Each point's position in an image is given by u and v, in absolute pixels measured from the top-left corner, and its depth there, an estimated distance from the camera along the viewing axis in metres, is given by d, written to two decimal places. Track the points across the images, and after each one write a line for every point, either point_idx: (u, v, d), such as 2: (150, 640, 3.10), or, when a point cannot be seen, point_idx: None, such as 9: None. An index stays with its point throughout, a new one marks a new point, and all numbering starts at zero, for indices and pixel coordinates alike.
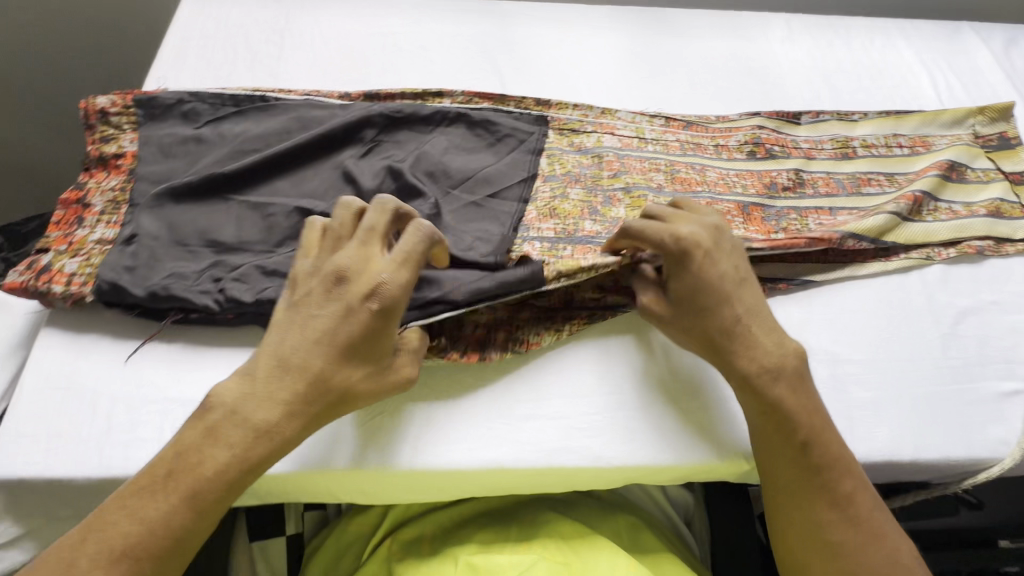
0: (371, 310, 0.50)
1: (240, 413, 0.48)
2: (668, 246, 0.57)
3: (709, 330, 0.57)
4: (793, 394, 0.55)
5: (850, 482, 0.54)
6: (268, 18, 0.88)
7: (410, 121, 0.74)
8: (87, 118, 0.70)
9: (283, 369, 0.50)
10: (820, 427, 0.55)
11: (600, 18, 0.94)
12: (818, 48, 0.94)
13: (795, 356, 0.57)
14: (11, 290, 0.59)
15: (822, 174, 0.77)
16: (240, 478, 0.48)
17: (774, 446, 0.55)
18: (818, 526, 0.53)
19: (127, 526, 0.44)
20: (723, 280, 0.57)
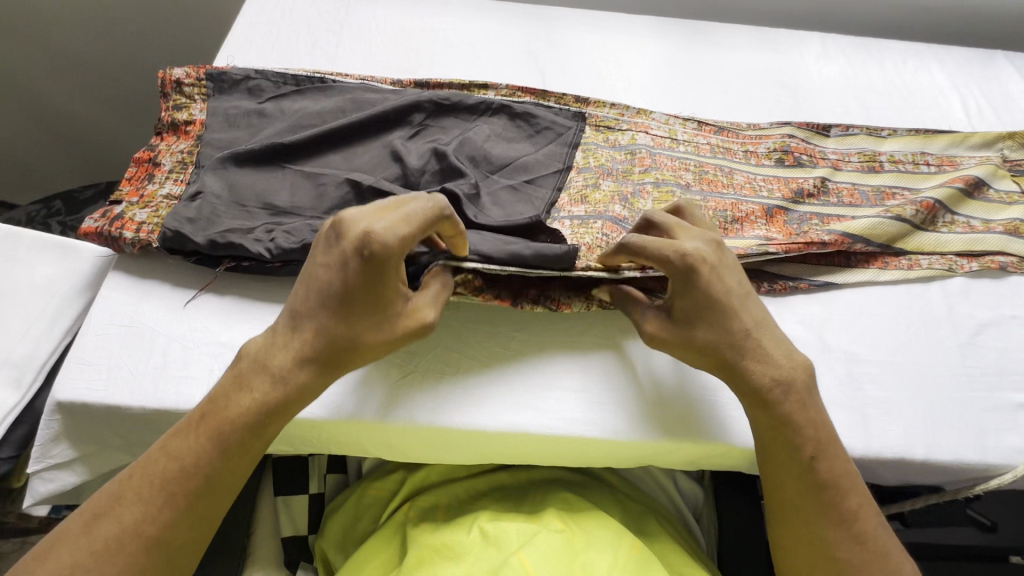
0: (361, 258, 0.51)
1: (265, 361, 0.53)
2: (672, 261, 0.56)
3: (720, 346, 0.57)
4: (802, 409, 0.56)
5: (855, 500, 0.55)
6: (329, 9, 0.95)
7: (456, 110, 0.78)
8: (163, 87, 0.77)
9: (297, 321, 0.54)
10: (826, 443, 0.56)
11: (641, 26, 0.98)
12: (851, 66, 0.97)
13: (804, 371, 0.58)
14: (87, 234, 0.65)
15: (847, 185, 0.80)
16: (263, 423, 0.53)
17: (782, 461, 0.56)
18: (821, 540, 0.55)
19: (166, 461, 0.50)
20: (728, 295, 0.57)
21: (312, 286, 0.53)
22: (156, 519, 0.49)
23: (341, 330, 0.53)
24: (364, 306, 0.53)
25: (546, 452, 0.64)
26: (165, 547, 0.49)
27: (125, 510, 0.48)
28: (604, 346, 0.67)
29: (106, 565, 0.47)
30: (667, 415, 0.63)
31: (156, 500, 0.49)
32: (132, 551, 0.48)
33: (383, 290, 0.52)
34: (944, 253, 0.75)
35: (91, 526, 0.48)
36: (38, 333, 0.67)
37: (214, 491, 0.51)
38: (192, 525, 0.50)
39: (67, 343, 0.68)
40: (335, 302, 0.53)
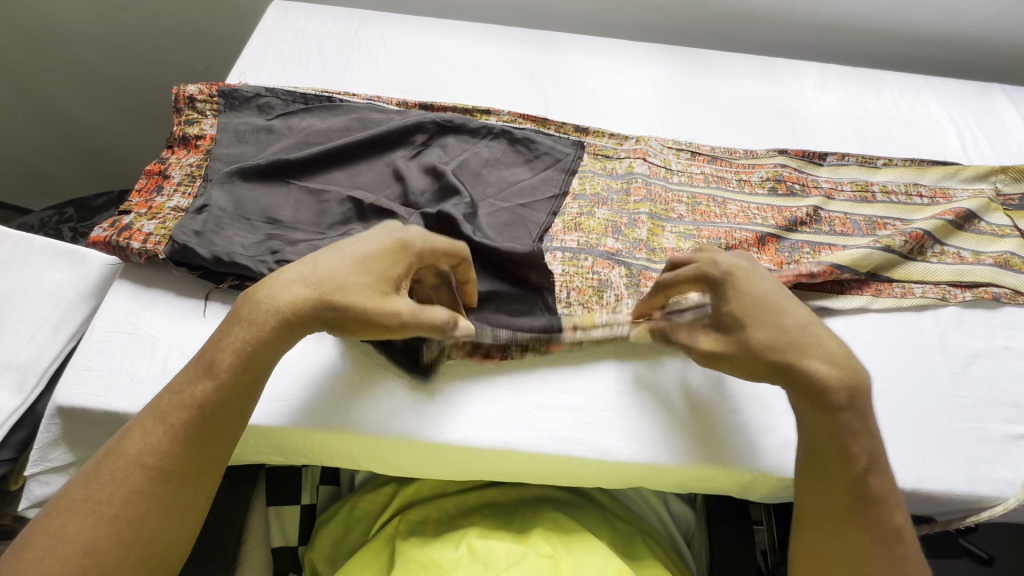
0: (394, 239, 0.60)
1: (258, 296, 0.56)
2: (709, 271, 0.60)
3: (783, 348, 0.55)
4: (858, 418, 0.54)
5: (898, 517, 0.53)
6: (340, 31, 0.98)
7: (458, 132, 0.81)
8: (176, 102, 0.79)
9: (306, 272, 0.57)
10: (879, 456, 0.54)
11: (642, 53, 1.01)
12: (849, 96, 0.99)
13: (863, 372, 0.55)
14: (95, 242, 0.67)
15: (839, 214, 0.82)
16: (254, 353, 0.54)
17: (836, 468, 0.54)
18: (854, 553, 0.53)
19: (168, 397, 0.53)
20: (775, 296, 0.58)
21: (338, 251, 0.59)
22: (157, 450, 0.51)
23: (342, 282, 0.56)
24: (374, 273, 0.57)
25: (535, 471, 0.64)
26: (167, 477, 0.51)
27: (129, 444, 0.51)
28: (584, 358, 0.68)
29: (114, 496, 0.49)
30: (657, 438, 0.63)
31: (158, 431, 0.52)
32: (137, 481, 0.50)
33: (395, 266, 0.58)
34: (936, 283, 0.76)
35: (101, 464, 0.51)
36: (43, 337, 0.69)
37: (211, 422, 0.53)
38: (193, 456, 0.52)
39: (70, 348, 0.70)
40: (351, 263, 0.57)
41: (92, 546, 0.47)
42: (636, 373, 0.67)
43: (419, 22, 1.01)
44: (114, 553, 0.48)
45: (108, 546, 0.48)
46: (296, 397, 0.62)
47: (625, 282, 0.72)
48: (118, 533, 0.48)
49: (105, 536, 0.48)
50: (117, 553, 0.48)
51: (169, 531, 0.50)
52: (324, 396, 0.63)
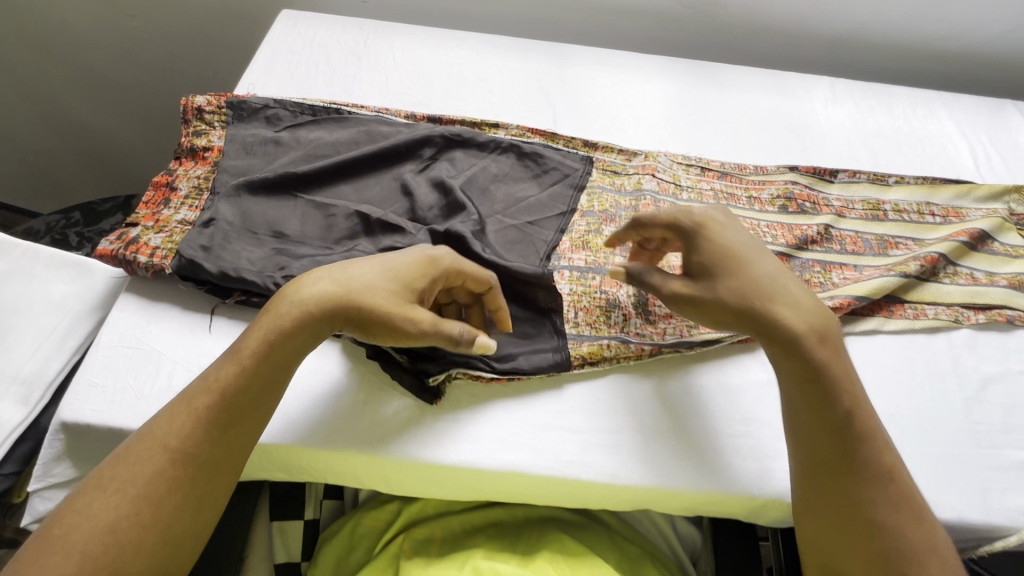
0: (426, 254, 0.61)
1: (288, 292, 0.58)
2: (683, 219, 0.64)
3: (750, 295, 0.58)
4: (833, 358, 0.57)
5: (889, 458, 0.54)
6: (349, 41, 0.97)
7: (466, 147, 0.80)
8: (184, 114, 0.79)
9: (334, 275, 0.59)
10: (859, 399, 0.56)
11: (652, 66, 1.00)
12: (860, 111, 0.98)
13: (829, 318, 0.59)
14: (102, 255, 0.66)
15: (850, 232, 0.81)
16: (280, 344, 0.56)
17: (817, 415, 0.55)
18: (849, 498, 0.53)
19: (196, 383, 0.54)
20: (742, 249, 0.61)
21: (369, 259, 0.61)
22: (181, 433, 0.51)
23: (369, 285, 0.57)
24: (401, 280, 0.59)
25: (541, 493, 0.64)
26: (189, 460, 0.51)
27: (157, 428, 0.52)
28: (590, 379, 0.67)
29: (139, 476, 0.49)
30: (666, 460, 0.62)
31: (182, 416, 0.52)
32: (160, 464, 0.50)
33: (422, 278, 0.60)
34: (949, 304, 0.75)
35: (128, 448, 0.51)
36: (48, 350, 0.69)
37: (233, 408, 0.53)
38: (213, 441, 0.52)
39: (75, 361, 0.70)
40: (380, 270, 0.59)
41: (115, 524, 0.47)
42: (646, 394, 0.66)
43: (428, 33, 1.01)
44: (135, 532, 0.48)
45: (129, 526, 0.48)
46: (299, 415, 0.62)
47: (633, 302, 0.71)
48: (139, 513, 0.48)
49: (128, 515, 0.48)
50: (137, 533, 0.47)
51: (187, 514, 0.50)
52: (327, 415, 0.62)
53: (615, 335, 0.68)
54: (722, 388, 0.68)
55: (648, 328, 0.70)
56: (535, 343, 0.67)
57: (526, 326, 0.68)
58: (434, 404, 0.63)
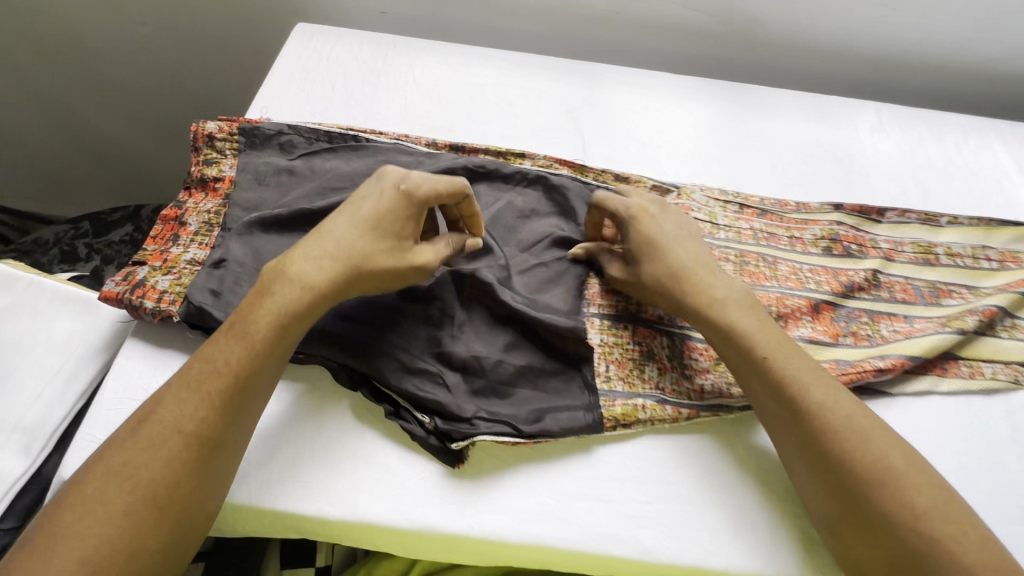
0: (398, 191, 0.60)
1: (290, 270, 0.57)
2: (613, 208, 0.66)
3: (662, 278, 0.63)
4: (745, 317, 0.60)
5: (821, 391, 0.56)
6: (366, 57, 0.92)
7: (490, 178, 0.76)
8: (194, 141, 0.75)
9: (323, 250, 0.58)
10: (777, 347, 0.59)
11: (686, 88, 0.94)
12: (908, 141, 0.91)
13: (744, 291, 0.63)
14: (107, 298, 0.62)
15: (900, 278, 0.76)
16: (291, 329, 0.56)
17: (746, 370, 0.59)
18: (799, 435, 0.56)
19: (200, 365, 0.53)
20: (665, 235, 0.64)
21: (349, 216, 0.60)
22: (193, 417, 0.51)
23: (363, 251, 0.58)
24: (391, 234, 0.59)
25: (569, 565, 0.59)
26: (201, 444, 0.51)
27: (165, 411, 0.51)
28: (621, 441, 0.63)
29: (151, 461, 0.49)
30: (703, 534, 0.58)
31: (193, 399, 0.52)
32: (173, 448, 0.50)
33: (408, 222, 0.60)
34: (1008, 362, 0.70)
35: (135, 432, 0.51)
36: (51, 396, 0.65)
37: (246, 391, 0.54)
38: (225, 424, 0.52)
39: (79, 407, 0.67)
40: (366, 229, 0.59)
41: (131, 508, 0.47)
42: (683, 460, 0.62)
43: (450, 49, 0.95)
44: (153, 516, 0.48)
45: (145, 510, 0.48)
46: (315, 480, 0.58)
47: (668, 353, 0.67)
48: (155, 496, 0.48)
49: (143, 499, 0.48)
50: (153, 515, 0.48)
51: (201, 498, 0.51)
52: (343, 479, 0.58)
53: (650, 393, 0.64)
54: (761, 453, 0.64)
55: (684, 384, 0.65)
56: (563, 398, 0.62)
57: (554, 379, 0.63)
58: (457, 467, 0.59)
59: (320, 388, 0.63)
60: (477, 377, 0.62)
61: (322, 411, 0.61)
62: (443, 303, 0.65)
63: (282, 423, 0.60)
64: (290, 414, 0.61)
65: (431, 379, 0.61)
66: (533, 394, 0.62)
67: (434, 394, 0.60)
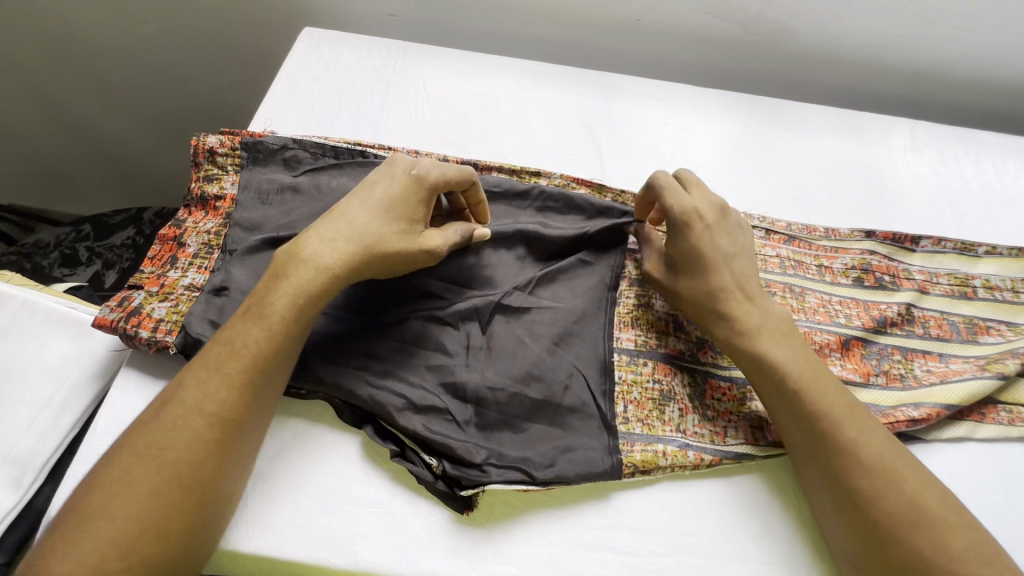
0: (409, 175, 0.59)
1: (304, 252, 0.54)
2: (672, 212, 0.61)
3: (699, 295, 0.60)
4: (776, 345, 0.57)
5: (853, 428, 0.54)
6: (375, 65, 0.88)
7: (507, 198, 0.71)
8: (195, 156, 0.72)
9: (336, 233, 0.55)
10: (812, 378, 0.56)
11: (711, 102, 0.89)
12: (944, 162, 0.87)
13: (776, 317, 0.59)
14: (101, 326, 0.60)
15: (935, 313, 0.72)
16: (308, 312, 0.53)
17: (772, 399, 0.57)
18: (832, 471, 0.53)
19: (221, 346, 0.51)
20: (715, 252, 0.60)
21: (360, 200, 0.57)
22: (216, 398, 0.49)
23: (376, 232, 0.56)
24: (402, 218, 0.57)
25: None
26: (224, 425, 0.49)
27: (186, 394, 0.49)
28: (639, 487, 0.59)
29: (176, 442, 0.47)
30: None
31: (213, 381, 0.49)
32: (197, 428, 0.48)
33: (418, 206, 0.58)
34: None
35: (159, 413, 0.48)
36: (43, 425, 0.63)
37: (267, 372, 0.51)
38: (247, 405, 0.50)
39: (73, 436, 0.64)
40: (378, 213, 0.57)
41: (157, 488, 0.45)
42: (703, 508, 0.59)
43: (463, 56, 0.91)
44: (178, 497, 0.46)
45: (172, 490, 0.46)
46: (313, 526, 0.54)
47: (689, 392, 0.64)
48: (180, 476, 0.46)
49: (169, 479, 0.46)
50: (180, 495, 0.46)
51: (226, 478, 0.49)
52: (345, 524, 0.55)
53: (671, 438, 0.60)
54: (786, 501, 0.60)
55: (707, 427, 0.62)
56: (590, 431, 0.59)
57: (571, 416, 0.60)
58: (465, 514, 0.56)
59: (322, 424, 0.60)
60: (492, 409, 0.59)
61: (325, 450, 0.58)
62: (454, 336, 0.61)
63: (281, 463, 0.57)
64: (288, 453, 0.58)
65: (442, 417, 0.58)
66: (560, 420, 0.59)
67: (443, 435, 0.57)
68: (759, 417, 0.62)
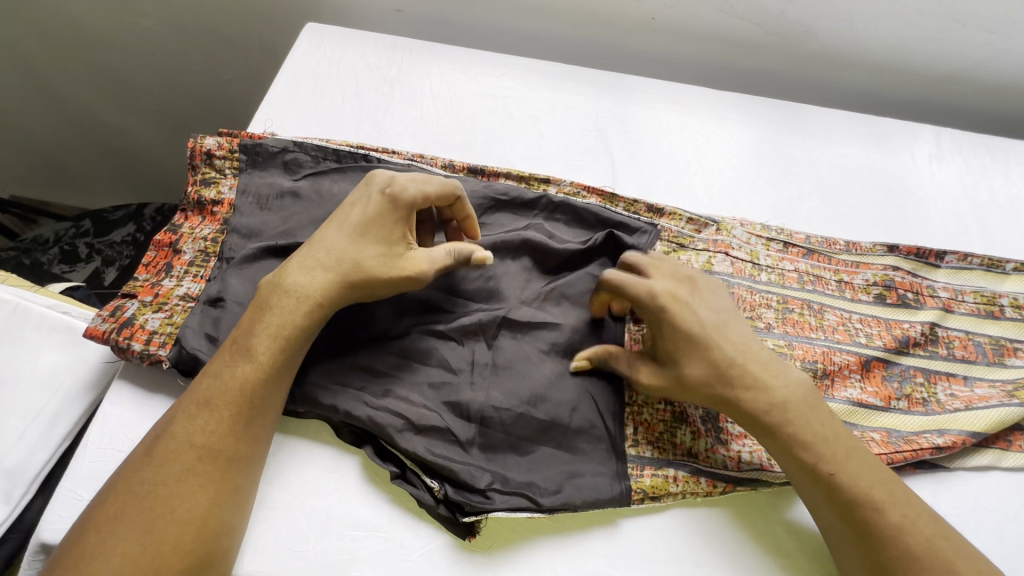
0: (383, 195, 0.55)
1: (286, 281, 0.52)
2: (645, 302, 0.55)
3: (709, 379, 0.54)
4: (802, 419, 0.53)
5: (896, 512, 0.50)
6: (380, 64, 0.85)
7: (513, 207, 0.68)
8: (192, 158, 0.69)
9: (314, 262, 0.53)
10: (846, 457, 0.52)
11: (728, 106, 0.86)
12: (970, 172, 0.83)
13: (799, 387, 0.54)
14: (93, 337, 0.57)
15: (960, 333, 0.69)
16: (296, 338, 0.51)
17: (801, 482, 0.53)
18: (877, 561, 0.49)
19: (208, 379, 0.49)
20: (705, 328, 0.55)
21: (338, 223, 0.55)
22: (206, 430, 0.47)
23: (355, 258, 0.53)
24: (380, 241, 0.54)
25: None
26: (216, 457, 0.47)
27: (176, 427, 0.48)
28: (648, 514, 0.57)
29: (168, 476, 0.46)
30: None
31: (203, 413, 0.48)
32: (188, 462, 0.46)
33: (397, 226, 0.55)
34: None
35: (150, 449, 0.47)
36: (33, 437, 0.61)
37: (258, 402, 0.50)
38: (239, 436, 0.48)
39: (64, 448, 0.62)
40: (357, 236, 0.54)
41: (151, 525, 0.44)
42: (715, 538, 0.57)
43: (470, 55, 0.87)
44: (172, 535, 0.44)
45: (165, 526, 0.44)
46: (311, 552, 0.52)
47: (701, 414, 0.61)
48: (175, 512, 0.45)
49: (163, 515, 0.44)
50: (176, 532, 0.44)
51: (224, 510, 0.47)
52: (345, 549, 0.53)
53: (682, 462, 0.58)
54: (800, 531, 0.58)
55: (720, 451, 0.59)
56: (604, 455, 0.57)
57: (579, 438, 0.57)
58: (469, 540, 0.54)
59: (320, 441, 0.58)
60: (497, 430, 0.56)
61: (324, 469, 0.56)
62: (459, 353, 0.59)
63: (276, 483, 0.55)
64: (284, 472, 0.56)
65: (446, 436, 0.55)
66: (573, 445, 0.57)
67: (446, 457, 0.54)
68: None
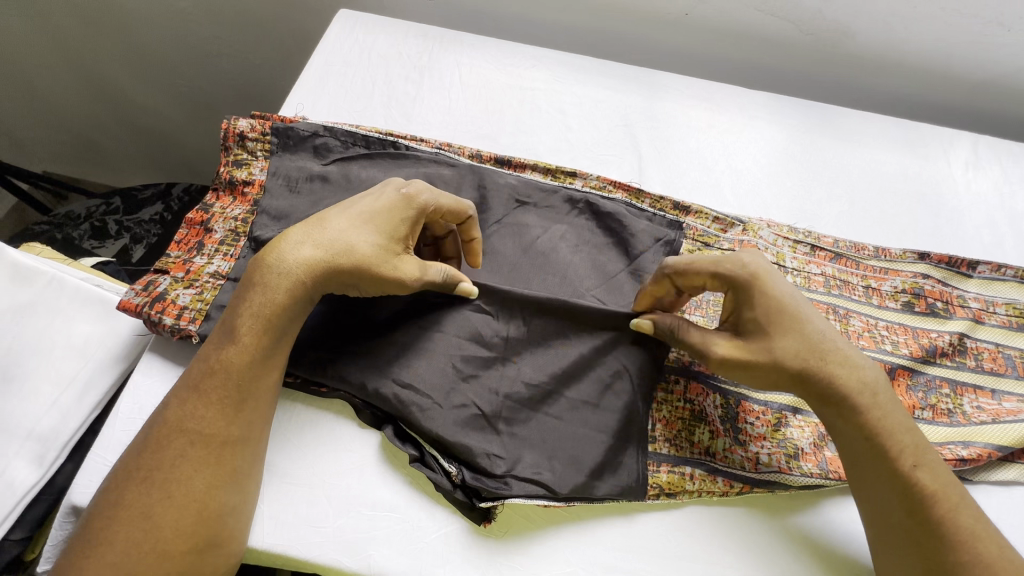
0: (398, 193, 0.55)
1: (267, 259, 0.51)
2: (730, 270, 0.53)
3: (804, 355, 0.51)
4: (886, 409, 0.51)
5: (965, 517, 0.49)
6: (410, 52, 0.85)
7: (538, 207, 0.67)
8: (225, 139, 0.70)
9: (309, 241, 0.51)
10: (917, 453, 0.51)
11: (759, 106, 0.85)
12: (1008, 182, 0.81)
13: (878, 373, 0.53)
14: (126, 309, 0.59)
15: (990, 344, 0.67)
16: (279, 318, 0.50)
17: (871, 474, 0.51)
18: (937, 561, 0.48)
19: (198, 365, 0.50)
20: (796, 301, 0.53)
21: (342, 209, 0.54)
22: (197, 416, 0.48)
23: (348, 241, 0.51)
24: (380, 231, 0.53)
25: None
26: (209, 441, 0.48)
27: (169, 413, 0.49)
28: (663, 510, 0.57)
29: (162, 461, 0.47)
30: None
31: (192, 398, 0.49)
32: (181, 447, 0.47)
33: (402, 225, 0.54)
34: None
35: (145, 437, 0.48)
36: (66, 404, 0.63)
37: (246, 384, 0.50)
38: (231, 419, 0.49)
39: (94, 416, 0.64)
40: (359, 223, 0.53)
41: (150, 508, 0.45)
42: (731, 537, 0.56)
43: (501, 46, 0.87)
44: (170, 519, 0.45)
45: (163, 509, 0.45)
46: (330, 527, 0.53)
47: (720, 414, 0.60)
48: (172, 495, 0.46)
49: (161, 499, 0.46)
50: (175, 514, 0.46)
51: (222, 490, 0.48)
52: (363, 527, 0.54)
53: (699, 461, 0.58)
54: (815, 534, 0.57)
55: (738, 452, 0.59)
56: (616, 447, 0.57)
57: (586, 427, 0.57)
58: (484, 525, 0.55)
59: (341, 422, 0.59)
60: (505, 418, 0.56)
61: (342, 448, 0.57)
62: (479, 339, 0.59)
63: (297, 459, 0.56)
64: (305, 450, 0.57)
65: (453, 421, 0.55)
66: (579, 436, 0.57)
67: (458, 442, 0.54)
68: (793, 445, 0.59)
